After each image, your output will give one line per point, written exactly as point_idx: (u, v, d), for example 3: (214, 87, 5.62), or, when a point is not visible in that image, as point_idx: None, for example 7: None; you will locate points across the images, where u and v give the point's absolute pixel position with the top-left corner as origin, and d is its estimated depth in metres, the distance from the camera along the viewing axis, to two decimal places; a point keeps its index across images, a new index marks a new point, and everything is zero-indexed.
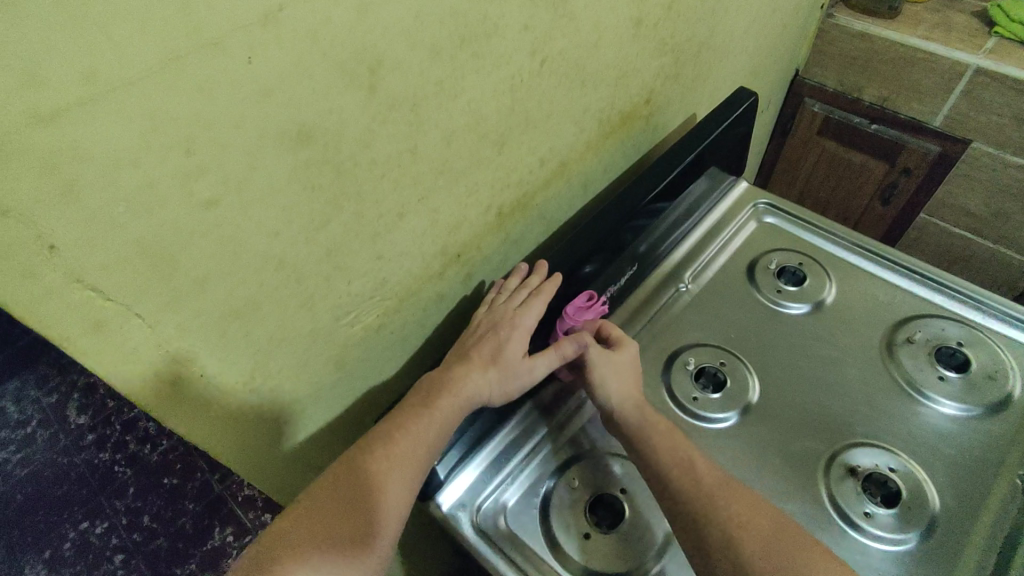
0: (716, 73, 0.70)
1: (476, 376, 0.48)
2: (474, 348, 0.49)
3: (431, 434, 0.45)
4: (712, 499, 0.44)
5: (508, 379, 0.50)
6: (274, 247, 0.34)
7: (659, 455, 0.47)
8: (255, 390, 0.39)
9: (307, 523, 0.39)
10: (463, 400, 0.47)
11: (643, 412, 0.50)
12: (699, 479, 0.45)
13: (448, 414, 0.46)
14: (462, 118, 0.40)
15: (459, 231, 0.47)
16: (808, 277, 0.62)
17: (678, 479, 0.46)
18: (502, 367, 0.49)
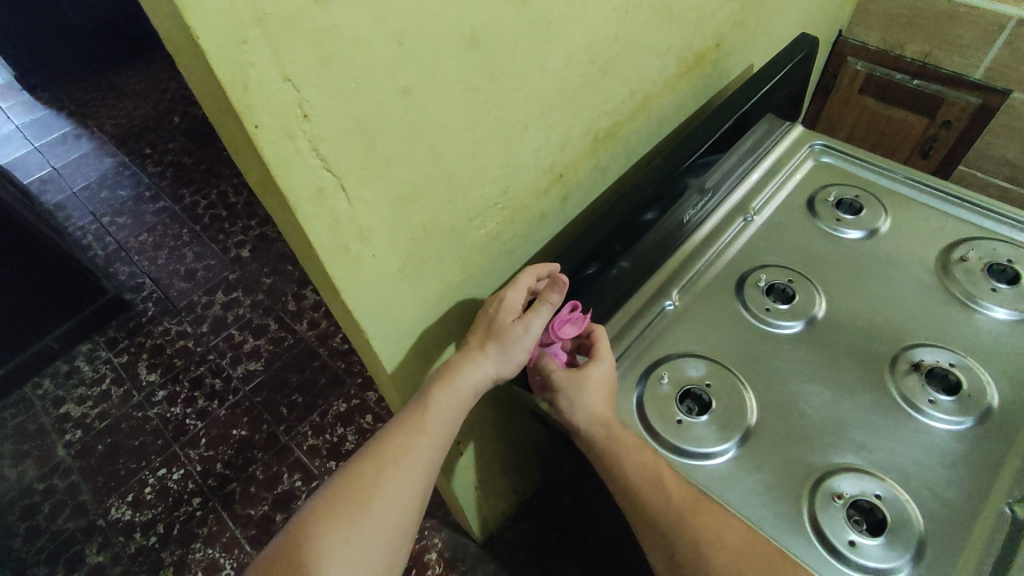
0: (775, 24, 0.75)
1: (476, 360, 0.50)
2: (476, 333, 0.52)
3: (434, 417, 0.48)
4: (684, 519, 0.46)
5: (506, 357, 0.51)
6: (438, 139, 0.41)
7: (627, 474, 0.49)
8: (406, 274, 0.46)
9: (333, 493, 0.45)
10: (464, 379, 0.50)
11: (611, 429, 0.51)
12: (667, 501, 0.47)
13: (452, 397, 0.49)
14: (579, 41, 0.47)
15: (563, 150, 0.54)
16: (865, 207, 0.68)
17: (648, 499, 0.47)
18: (499, 343, 0.51)
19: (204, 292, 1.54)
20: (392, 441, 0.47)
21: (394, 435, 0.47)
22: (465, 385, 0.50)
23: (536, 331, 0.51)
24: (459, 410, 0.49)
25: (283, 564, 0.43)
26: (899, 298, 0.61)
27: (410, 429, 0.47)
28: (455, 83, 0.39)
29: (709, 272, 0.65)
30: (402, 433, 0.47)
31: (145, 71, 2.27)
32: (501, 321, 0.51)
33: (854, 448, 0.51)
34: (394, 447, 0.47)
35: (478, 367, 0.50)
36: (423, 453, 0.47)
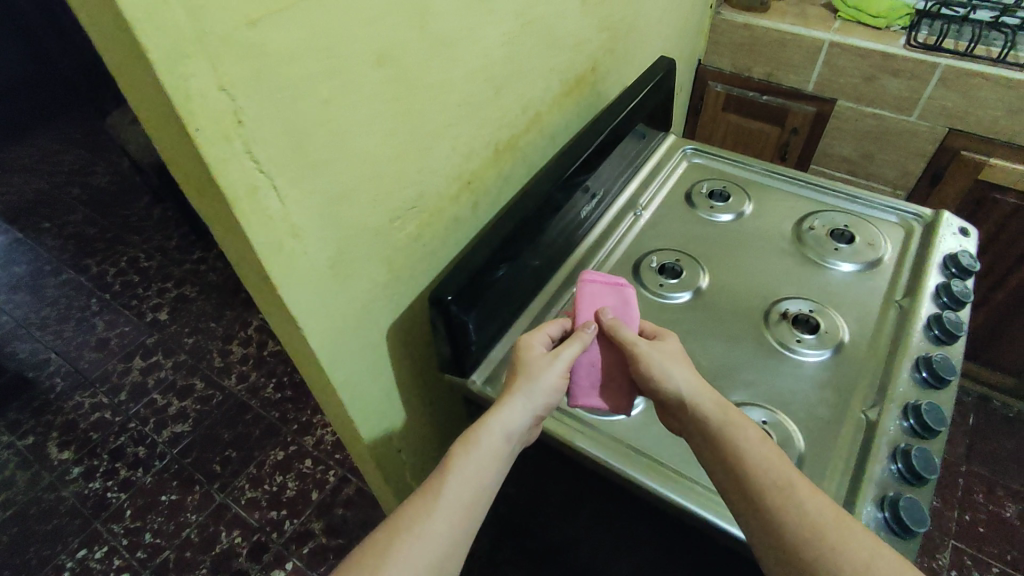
0: (641, 52, 0.88)
1: (523, 381, 0.54)
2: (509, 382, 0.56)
3: (460, 471, 0.49)
4: (818, 534, 0.43)
5: (534, 392, 0.54)
6: (361, 146, 0.46)
7: (760, 469, 0.47)
8: (338, 272, 0.51)
9: (365, 547, 0.45)
10: (497, 428, 0.51)
11: (725, 414, 0.51)
12: (797, 506, 0.45)
13: (477, 447, 0.50)
14: (473, 62, 0.55)
15: (469, 159, 0.61)
16: (732, 195, 0.80)
17: (779, 509, 0.45)
18: (526, 379, 0.54)
19: (119, 359, 1.47)
20: (420, 497, 0.48)
21: (425, 491, 0.48)
22: (492, 433, 0.51)
23: (568, 356, 0.56)
24: (489, 462, 0.50)
25: None
26: (766, 265, 0.72)
27: (438, 486, 0.48)
28: (376, 96, 0.45)
29: (609, 261, 0.74)
30: (432, 489, 0.48)
31: (36, 144, 2.18)
32: (534, 350, 0.57)
33: (743, 388, 0.60)
34: (421, 502, 0.47)
35: (506, 413, 0.52)
36: (450, 507, 0.47)
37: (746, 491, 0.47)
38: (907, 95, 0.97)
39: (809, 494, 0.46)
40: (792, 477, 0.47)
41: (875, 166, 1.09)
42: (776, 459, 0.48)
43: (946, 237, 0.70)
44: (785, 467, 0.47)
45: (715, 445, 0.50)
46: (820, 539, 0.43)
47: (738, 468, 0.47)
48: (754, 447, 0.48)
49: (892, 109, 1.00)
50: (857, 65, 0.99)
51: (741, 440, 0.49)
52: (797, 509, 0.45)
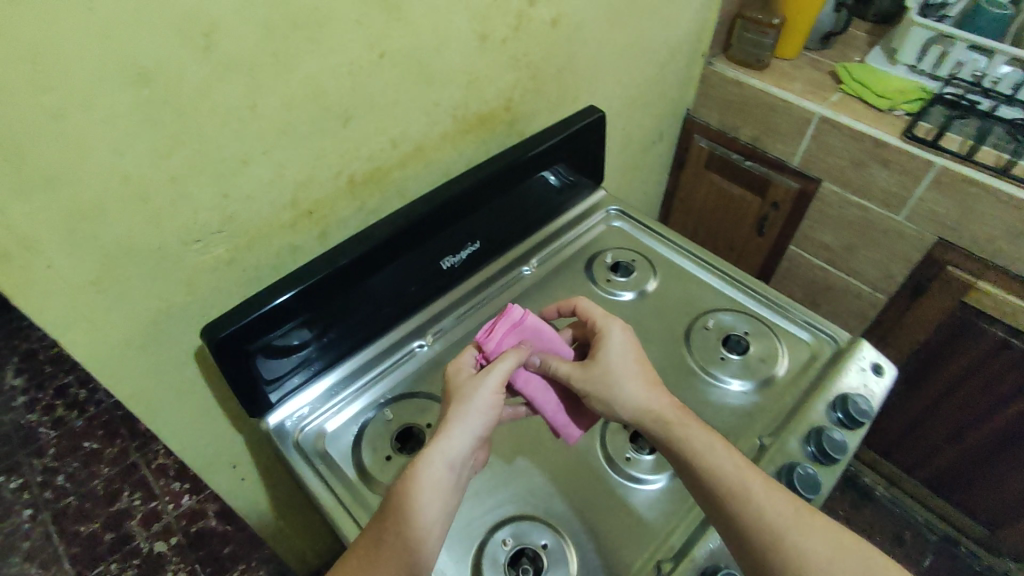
0: (586, 95, 0.81)
1: (454, 410, 0.50)
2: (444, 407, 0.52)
3: (400, 501, 0.46)
4: (794, 528, 0.46)
5: (472, 416, 0.50)
6: (117, 162, 0.43)
7: (718, 477, 0.49)
8: (104, 288, 0.48)
9: None
10: (437, 458, 0.47)
11: (669, 421, 0.52)
12: (764, 513, 0.47)
13: (413, 476, 0.47)
14: (299, 88, 0.50)
15: (308, 187, 0.57)
16: (636, 270, 0.73)
17: (755, 517, 0.46)
18: (461, 404, 0.50)
19: None
20: (369, 539, 0.46)
21: (372, 533, 0.46)
22: (432, 464, 0.47)
23: (504, 371, 0.52)
24: (432, 486, 0.46)
25: None
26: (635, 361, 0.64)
27: (386, 523, 0.46)
28: (128, 114, 0.42)
29: (472, 317, 0.70)
30: (377, 529, 0.46)
31: None
32: (460, 385, 0.52)
33: None
34: (369, 549, 0.45)
35: (445, 439, 0.48)
36: (399, 549, 0.45)
37: (717, 504, 0.48)
38: (895, 190, 0.85)
39: (778, 500, 0.48)
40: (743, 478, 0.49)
41: (856, 261, 0.97)
42: (733, 460, 0.50)
43: (853, 372, 0.60)
44: (734, 467, 0.49)
45: (674, 455, 0.51)
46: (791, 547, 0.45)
47: (710, 480, 0.49)
48: (697, 449, 0.50)
49: (879, 202, 0.88)
50: (846, 147, 0.88)
51: (697, 443, 0.51)
52: (756, 512, 0.47)
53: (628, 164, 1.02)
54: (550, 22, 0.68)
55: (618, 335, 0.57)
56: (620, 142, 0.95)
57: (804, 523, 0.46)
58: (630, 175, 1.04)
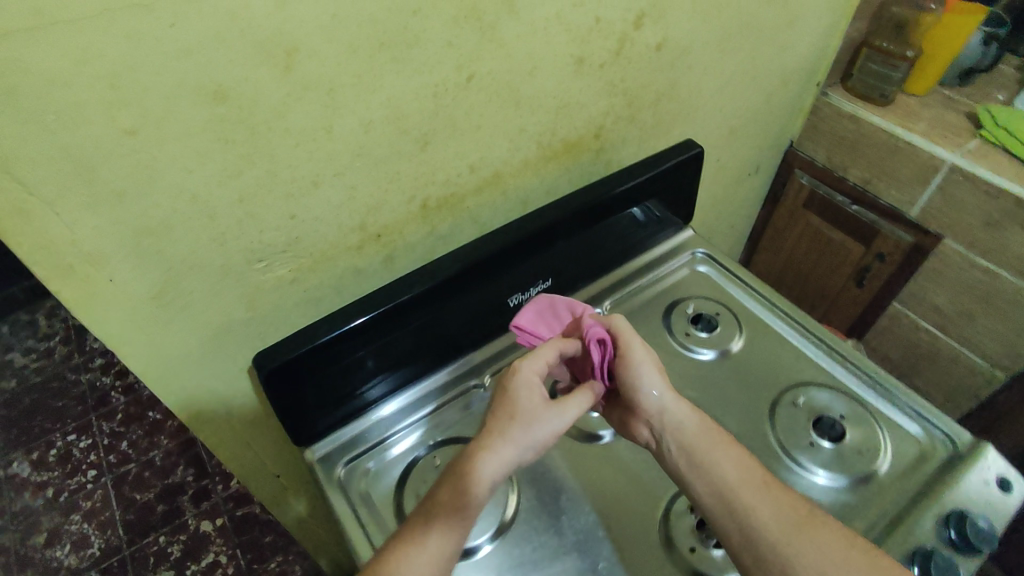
0: (683, 124, 0.74)
1: (520, 431, 0.45)
2: (498, 417, 0.46)
3: (455, 514, 0.43)
4: (826, 534, 0.45)
5: (528, 443, 0.45)
6: (187, 182, 0.41)
7: (724, 475, 0.48)
8: (165, 304, 0.46)
9: None
10: (486, 481, 0.43)
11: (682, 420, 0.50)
12: (795, 525, 0.45)
13: (468, 493, 0.43)
14: (378, 111, 0.47)
15: (379, 211, 0.54)
16: (719, 325, 0.66)
17: (780, 535, 0.45)
18: (522, 427, 0.45)
19: None
20: (410, 543, 0.43)
21: (412, 537, 0.43)
22: (479, 487, 0.43)
23: (571, 415, 0.47)
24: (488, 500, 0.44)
25: None
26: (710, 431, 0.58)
27: (431, 530, 0.43)
28: (201, 133, 0.40)
29: None
30: (418, 531, 0.43)
31: None
32: (530, 402, 0.46)
33: None
34: (401, 562, 0.42)
35: (492, 459, 0.44)
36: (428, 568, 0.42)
37: (728, 519, 0.46)
38: None
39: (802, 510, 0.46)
40: (762, 484, 0.47)
41: (973, 330, 0.86)
42: (749, 468, 0.48)
43: (968, 488, 0.52)
44: (753, 475, 0.48)
45: (688, 465, 0.49)
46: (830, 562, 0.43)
47: (724, 492, 0.47)
48: (711, 454, 0.49)
49: (1012, 270, 0.77)
50: (980, 205, 0.77)
51: (704, 452, 0.49)
52: (780, 530, 0.45)
53: (716, 196, 0.94)
54: (653, 46, 0.61)
55: (638, 354, 0.52)
56: (711, 173, 0.87)
57: (833, 535, 0.45)
58: (717, 207, 0.96)
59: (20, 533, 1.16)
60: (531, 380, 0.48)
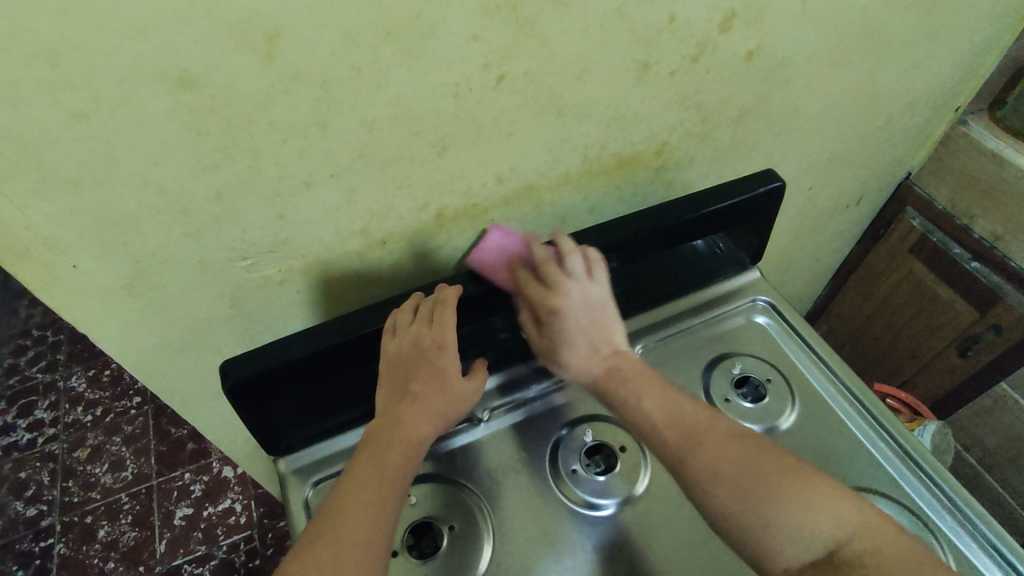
0: (768, 145, 0.62)
1: (414, 425, 0.46)
2: (411, 385, 0.47)
3: (363, 507, 0.43)
4: (747, 456, 0.43)
5: (450, 413, 0.49)
6: (152, 174, 0.36)
7: (672, 455, 0.44)
8: (136, 293, 0.43)
9: None
10: (418, 444, 0.46)
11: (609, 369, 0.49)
12: (717, 453, 0.43)
13: (365, 487, 0.44)
14: (384, 110, 0.40)
15: (384, 217, 0.47)
16: (769, 396, 0.56)
17: (704, 464, 0.43)
18: (446, 397, 0.48)
19: None
20: (317, 542, 0.41)
21: (317, 536, 0.41)
22: (411, 448, 0.46)
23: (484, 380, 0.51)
24: (402, 494, 0.45)
25: None
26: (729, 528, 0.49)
27: (345, 527, 0.42)
28: (165, 122, 0.34)
29: (550, 399, 0.57)
30: (324, 528, 0.42)
31: None
32: (418, 389, 0.47)
33: None
34: (347, 529, 0.41)
35: (424, 425, 0.47)
36: (379, 524, 0.42)
37: (667, 457, 0.45)
38: None
39: (728, 434, 0.44)
40: (692, 417, 0.46)
41: None
42: (680, 402, 0.47)
43: None
44: (687, 406, 0.47)
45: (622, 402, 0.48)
46: (754, 483, 0.41)
47: (654, 433, 0.46)
48: (637, 386, 0.48)
49: None
50: None
51: (633, 393, 0.48)
52: (707, 459, 0.43)
53: (800, 226, 0.81)
54: (743, 53, 0.50)
55: (578, 262, 0.50)
56: (798, 201, 0.74)
57: (761, 455, 0.43)
58: (800, 238, 0.83)
59: (69, 444, 1.25)
60: (407, 360, 0.47)
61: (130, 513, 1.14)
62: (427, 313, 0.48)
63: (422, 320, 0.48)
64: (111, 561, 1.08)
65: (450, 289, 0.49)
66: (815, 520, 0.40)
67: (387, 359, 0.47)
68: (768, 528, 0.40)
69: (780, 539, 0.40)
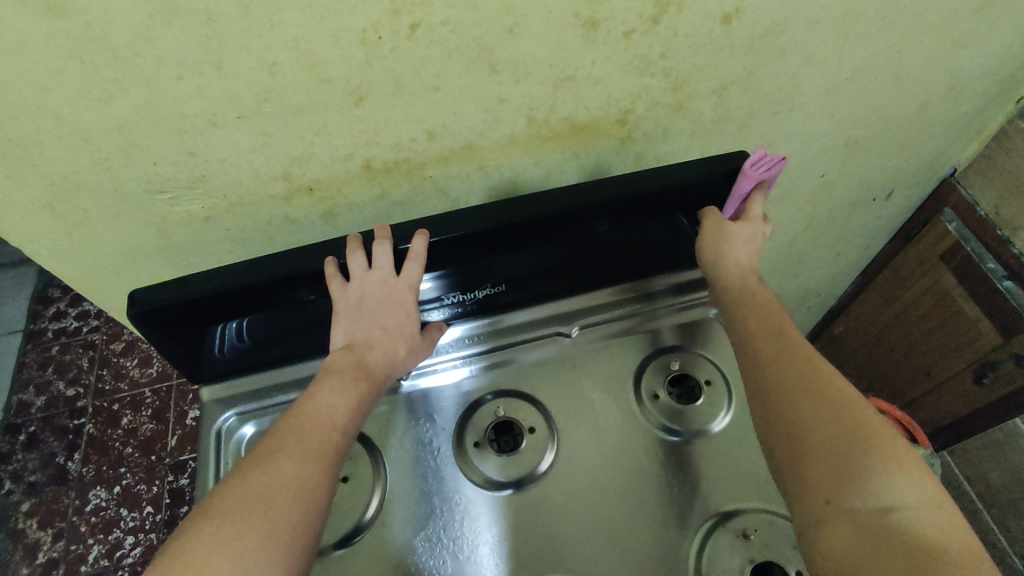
0: (764, 122, 0.55)
1: (380, 362, 0.50)
2: (372, 329, 0.50)
3: (326, 430, 0.46)
4: (844, 421, 0.41)
5: (409, 358, 0.53)
6: (44, 99, 0.37)
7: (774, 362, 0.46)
8: (59, 214, 0.45)
9: (230, 516, 0.40)
10: (376, 386, 0.49)
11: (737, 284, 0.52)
12: (798, 416, 0.43)
13: (328, 412, 0.47)
14: (283, 52, 0.38)
15: (306, 164, 0.46)
16: (699, 400, 0.54)
17: (789, 374, 0.45)
18: (409, 343, 0.52)
19: None
20: (281, 455, 0.44)
21: (280, 448, 0.44)
22: (370, 388, 0.49)
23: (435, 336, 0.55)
24: (352, 431, 0.47)
25: (231, 565, 0.38)
26: (611, 521, 0.50)
27: (309, 445, 0.45)
28: (45, 49, 0.35)
29: (474, 368, 0.58)
30: (289, 442, 0.44)
31: None
32: (382, 332, 0.50)
33: None
34: (296, 454, 0.44)
35: (385, 367, 0.50)
36: (328, 452, 0.45)
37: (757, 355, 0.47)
38: None
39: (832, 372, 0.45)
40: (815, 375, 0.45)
41: None
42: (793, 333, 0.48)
43: None
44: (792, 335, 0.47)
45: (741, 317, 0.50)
46: (843, 442, 0.41)
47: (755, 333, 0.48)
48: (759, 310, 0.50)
49: None
50: None
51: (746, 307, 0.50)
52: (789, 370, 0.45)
53: (813, 217, 0.72)
54: (717, 15, 0.44)
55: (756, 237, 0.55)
56: (809, 188, 0.67)
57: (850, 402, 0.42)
58: (816, 229, 0.75)
59: (107, 336, 1.38)
60: (372, 305, 0.49)
61: (150, 407, 1.26)
62: (383, 258, 0.48)
63: (379, 267, 0.48)
64: (129, 447, 1.21)
65: (389, 243, 0.48)
66: (891, 486, 0.38)
67: (341, 299, 0.48)
68: (836, 451, 0.40)
69: (837, 499, 0.39)
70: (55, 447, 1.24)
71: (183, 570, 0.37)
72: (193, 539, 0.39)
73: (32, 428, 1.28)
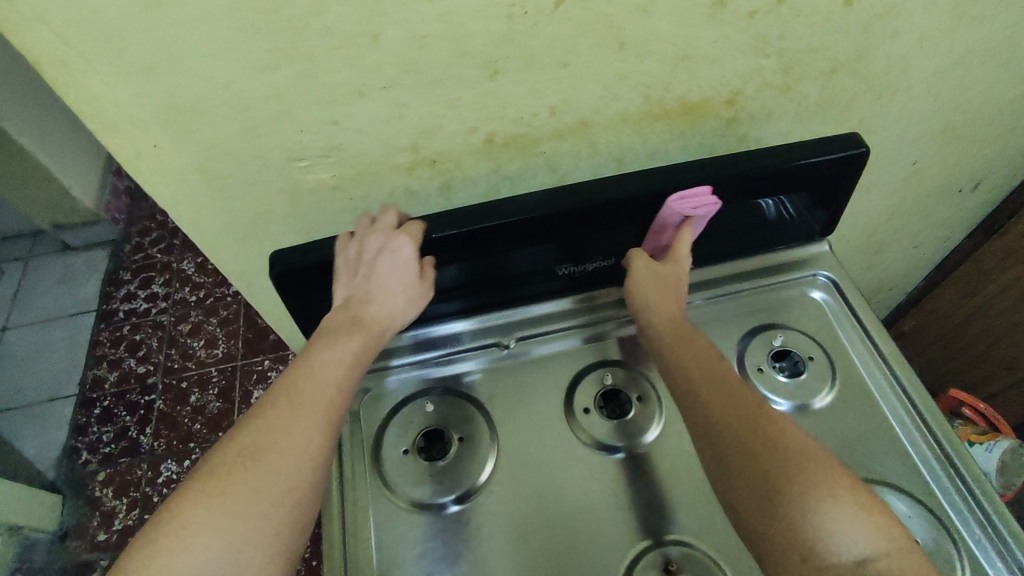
0: (866, 106, 0.56)
1: (375, 318, 0.49)
2: (372, 291, 0.49)
3: (318, 390, 0.45)
4: (770, 427, 0.43)
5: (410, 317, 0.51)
6: (216, 67, 0.40)
7: (703, 401, 0.46)
8: (205, 179, 0.48)
9: (216, 473, 0.41)
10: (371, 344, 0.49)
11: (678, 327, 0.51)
12: (741, 442, 0.43)
13: (321, 371, 0.46)
14: (433, 26, 0.41)
15: (434, 136, 0.49)
16: (807, 373, 0.54)
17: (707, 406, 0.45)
18: (411, 300, 0.50)
19: None
20: (271, 415, 0.44)
21: (271, 407, 0.44)
22: (365, 347, 0.48)
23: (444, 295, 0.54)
24: (348, 388, 0.47)
25: (216, 517, 0.40)
26: None
27: (299, 403, 0.45)
28: (224, 19, 0.38)
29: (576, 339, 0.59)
30: (281, 401, 0.45)
31: None
32: (381, 288, 0.49)
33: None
34: (286, 413, 0.44)
35: (384, 326, 0.50)
36: (320, 408, 0.45)
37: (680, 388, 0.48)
38: None
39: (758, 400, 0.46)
40: (737, 391, 0.46)
41: None
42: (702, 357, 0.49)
43: None
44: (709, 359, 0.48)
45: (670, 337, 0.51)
46: (767, 462, 0.42)
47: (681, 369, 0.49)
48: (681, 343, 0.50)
49: None
50: None
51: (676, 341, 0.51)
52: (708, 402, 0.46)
53: (898, 207, 0.72)
54: None
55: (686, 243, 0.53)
56: (898, 176, 0.67)
57: (762, 413, 0.44)
58: (898, 219, 0.75)
59: (175, 318, 1.43)
60: (376, 269, 0.49)
61: (216, 386, 1.31)
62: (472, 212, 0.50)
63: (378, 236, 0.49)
64: (198, 423, 1.26)
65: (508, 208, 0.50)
66: (832, 507, 0.39)
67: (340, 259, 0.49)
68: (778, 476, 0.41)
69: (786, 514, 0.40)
70: (127, 422, 1.29)
71: (177, 524, 0.40)
72: (186, 491, 0.41)
73: (105, 403, 1.33)
